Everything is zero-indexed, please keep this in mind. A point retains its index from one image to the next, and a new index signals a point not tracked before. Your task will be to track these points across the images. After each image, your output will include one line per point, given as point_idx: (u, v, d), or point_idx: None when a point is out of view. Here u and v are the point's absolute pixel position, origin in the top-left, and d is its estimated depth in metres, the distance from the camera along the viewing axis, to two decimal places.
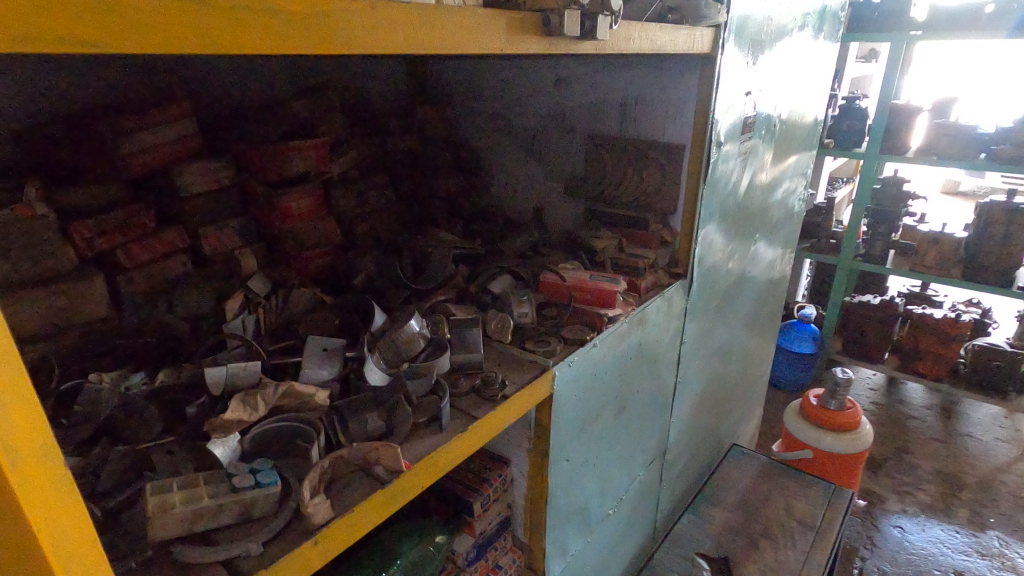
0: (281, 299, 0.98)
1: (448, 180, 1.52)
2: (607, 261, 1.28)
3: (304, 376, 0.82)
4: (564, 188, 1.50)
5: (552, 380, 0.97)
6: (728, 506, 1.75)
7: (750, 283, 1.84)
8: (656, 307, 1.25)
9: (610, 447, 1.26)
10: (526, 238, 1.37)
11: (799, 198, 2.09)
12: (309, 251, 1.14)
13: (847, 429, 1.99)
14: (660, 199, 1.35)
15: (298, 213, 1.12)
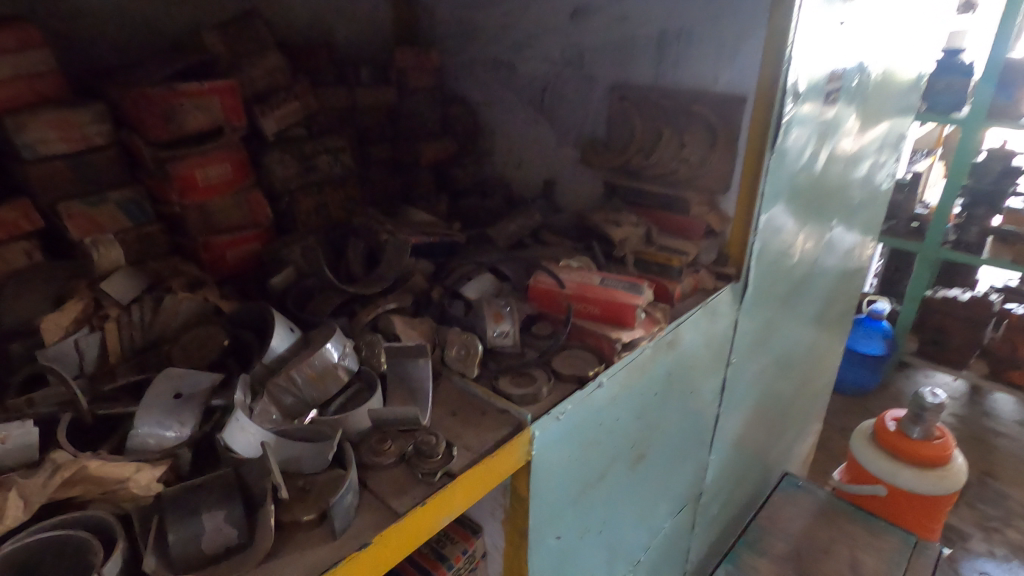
0: (150, 307, 0.69)
1: (435, 146, 1.23)
2: (629, 256, 0.93)
3: (132, 442, 0.53)
4: (580, 156, 1.15)
5: (529, 444, 0.65)
6: (777, 558, 1.41)
7: (819, 281, 1.46)
8: (693, 322, 0.91)
9: (623, 506, 0.95)
10: (523, 221, 1.04)
11: (887, 174, 1.66)
12: (222, 237, 0.86)
13: (935, 465, 1.59)
14: (706, 172, 0.99)
15: (205, 185, 0.84)
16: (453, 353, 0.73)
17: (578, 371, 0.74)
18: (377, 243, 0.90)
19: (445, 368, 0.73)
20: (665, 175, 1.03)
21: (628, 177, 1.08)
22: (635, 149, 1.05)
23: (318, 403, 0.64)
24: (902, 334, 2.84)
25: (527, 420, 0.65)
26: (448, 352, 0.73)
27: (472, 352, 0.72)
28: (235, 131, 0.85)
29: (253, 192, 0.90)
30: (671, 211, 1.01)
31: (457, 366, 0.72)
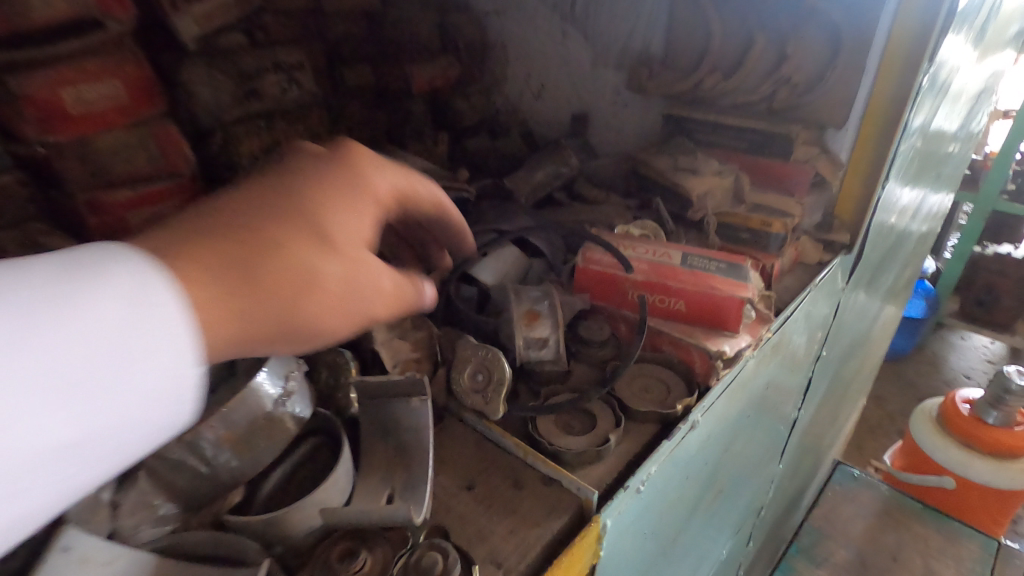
0: None
1: (431, 67, 0.87)
2: (710, 219, 0.65)
3: None
4: (627, 79, 0.85)
5: (597, 539, 0.40)
6: (837, 568, 1.21)
7: (903, 242, 1.19)
8: (800, 311, 0.65)
9: (690, 554, 0.72)
10: (554, 168, 0.76)
11: (983, 112, 1.36)
12: (118, 191, 0.60)
13: (1016, 456, 1.37)
14: (819, 99, 0.69)
15: (80, 111, 0.55)
16: (469, 380, 0.45)
17: (656, 405, 0.48)
18: None
19: (452, 401, 0.46)
20: (755, 104, 0.73)
21: (697, 107, 0.78)
22: (710, 66, 0.74)
23: (245, 479, 0.38)
24: (943, 294, 2.59)
25: (593, 503, 0.39)
26: (459, 380, 0.45)
27: (499, 380, 0.44)
28: (120, 26, 0.56)
29: (164, 123, 0.62)
30: (764, 153, 0.72)
31: (473, 401, 0.45)
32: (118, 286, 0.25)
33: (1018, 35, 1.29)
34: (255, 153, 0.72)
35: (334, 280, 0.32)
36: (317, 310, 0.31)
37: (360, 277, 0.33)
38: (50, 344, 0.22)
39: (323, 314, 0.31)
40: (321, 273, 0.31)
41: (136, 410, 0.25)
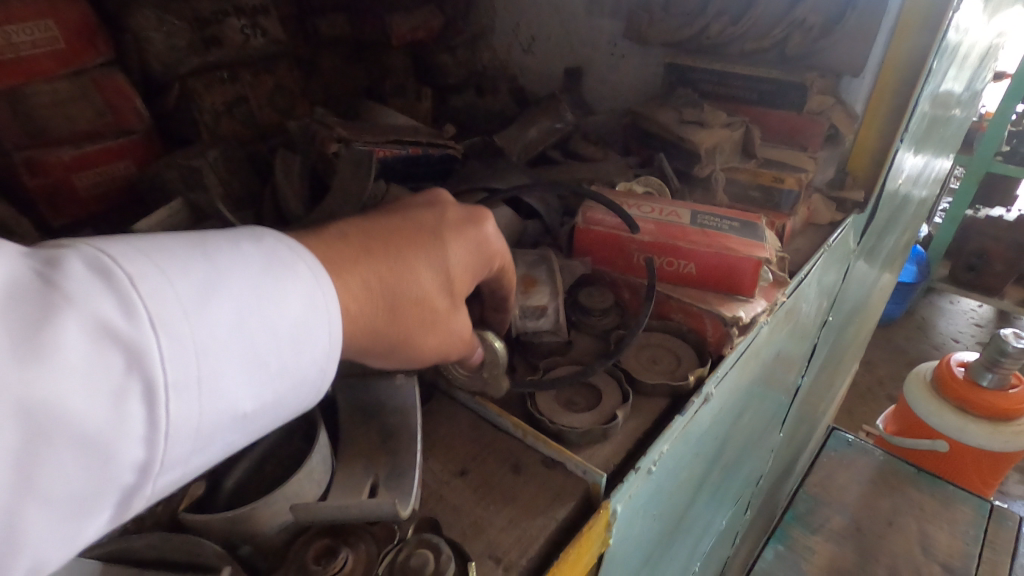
0: None
1: (413, 18, 0.80)
2: (717, 176, 0.61)
3: None
4: (625, 26, 0.78)
5: (607, 527, 0.36)
6: (833, 534, 1.20)
7: (906, 204, 1.15)
8: (813, 274, 0.60)
9: (693, 531, 0.69)
10: (548, 124, 0.70)
11: (989, 68, 1.30)
12: (60, 149, 0.53)
13: (1009, 419, 1.36)
14: (835, 44, 0.63)
15: (7, 57, 0.48)
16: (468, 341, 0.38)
17: (666, 377, 0.44)
18: (326, 159, 0.56)
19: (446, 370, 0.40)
20: (765, 51, 0.67)
21: (702, 57, 0.72)
22: (717, 10, 0.68)
23: (206, 472, 0.34)
24: (934, 259, 2.58)
25: (601, 487, 0.35)
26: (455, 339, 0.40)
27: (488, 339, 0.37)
28: None
29: (109, 74, 0.55)
30: (775, 105, 0.67)
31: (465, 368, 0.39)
32: (305, 277, 0.27)
33: None
34: (219, 109, 0.65)
35: (429, 324, 0.32)
36: (400, 343, 0.31)
37: (454, 325, 0.34)
38: (210, 321, 0.24)
39: (404, 348, 0.32)
40: (420, 317, 0.32)
41: (264, 395, 0.26)
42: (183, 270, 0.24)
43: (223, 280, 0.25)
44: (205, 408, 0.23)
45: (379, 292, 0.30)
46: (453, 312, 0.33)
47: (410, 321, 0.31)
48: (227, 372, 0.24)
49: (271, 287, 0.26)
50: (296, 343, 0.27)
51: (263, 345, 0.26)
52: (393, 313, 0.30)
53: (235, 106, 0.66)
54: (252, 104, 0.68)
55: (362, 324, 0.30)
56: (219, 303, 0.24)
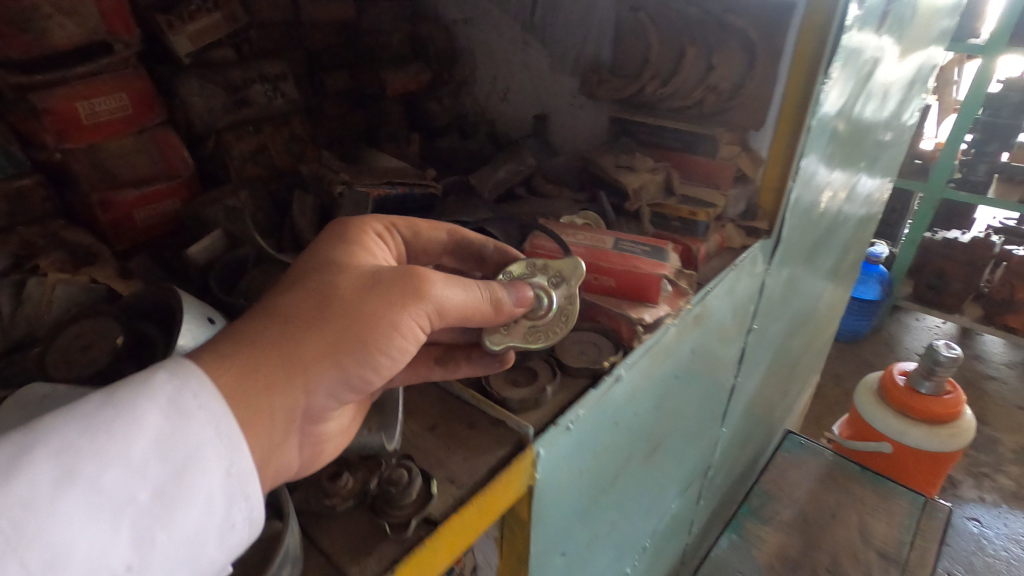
0: (11, 296, 0.51)
1: (403, 73, 0.98)
2: (645, 210, 0.76)
3: None
4: (581, 85, 0.93)
5: (534, 466, 0.50)
6: (782, 525, 1.33)
7: (840, 230, 1.29)
8: (721, 289, 0.75)
9: (634, 502, 0.82)
10: (514, 165, 0.85)
11: (915, 110, 1.45)
12: (126, 191, 0.67)
13: (945, 422, 1.51)
14: (740, 105, 0.79)
15: (92, 122, 0.63)
16: (539, 284, 0.52)
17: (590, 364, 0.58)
18: (331, 197, 0.71)
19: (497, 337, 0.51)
20: (689, 108, 0.83)
21: (640, 111, 0.87)
22: (650, 74, 0.84)
23: None
24: (898, 278, 2.74)
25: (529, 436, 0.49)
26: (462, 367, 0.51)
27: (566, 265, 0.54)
28: (126, 48, 0.64)
29: (165, 130, 0.70)
30: (695, 152, 0.82)
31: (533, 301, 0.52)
32: (153, 405, 0.31)
33: (945, 38, 1.39)
34: (245, 156, 0.80)
35: (394, 305, 0.39)
36: (383, 330, 0.38)
37: (423, 290, 0.40)
38: (33, 485, 0.27)
39: (388, 330, 0.39)
40: (374, 301, 0.39)
41: (137, 521, 0.29)
42: (1, 448, 0.28)
43: (55, 443, 0.29)
44: (55, 561, 0.27)
45: (306, 320, 0.37)
46: (410, 285, 0.40)
47: (373, 313, 0.38)
48: (56, 520, 0.27)
49: (109, 422, 0.30)
50: (167, 454, 0.31)
51: (121, 473, 0.30)
52: (334, 321, 0.37)
53: (257, 152, 0.81)
54: (271, 152, 0.84)
55: (325, 336, 0.36)
56: (38, 464, 0.28)
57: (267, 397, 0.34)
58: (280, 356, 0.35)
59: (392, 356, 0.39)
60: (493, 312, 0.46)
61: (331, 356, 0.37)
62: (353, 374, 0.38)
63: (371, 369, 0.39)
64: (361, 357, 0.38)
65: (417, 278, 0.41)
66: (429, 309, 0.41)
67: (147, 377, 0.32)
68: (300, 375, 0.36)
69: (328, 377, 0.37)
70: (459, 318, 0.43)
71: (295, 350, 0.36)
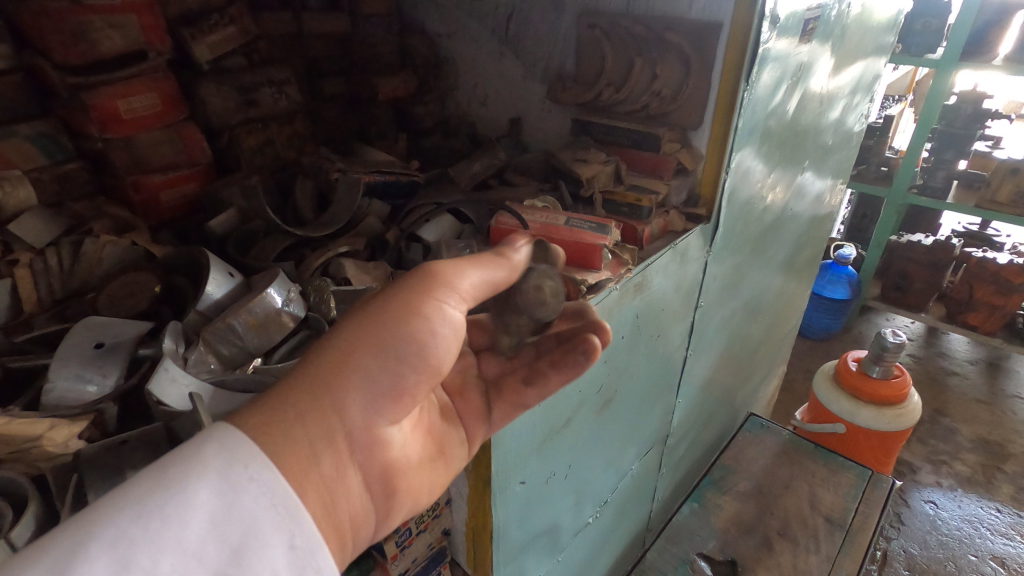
0: (69, 254, 0.64)
1: (393, 80, 1.11)
2: (597, 196, 0.90)
3: (50, 397, 0.48)
4: (547, 91, 1.05)
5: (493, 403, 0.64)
6: (738, 495, 1.45)
7: (789, 224, 1.40)
8: (662, 265, 0.88)
9: (590, 451, 0.95)
10: (487, 160, 0.98)
11: (859, 117, 1.55)
12: (154, 175, 0.80)
13: (892, 403, 1.64)
14: (680, 108, 0.92)
15: (129, 117, 0.76)
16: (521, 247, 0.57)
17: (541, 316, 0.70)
18: (328, 182, 0.84)
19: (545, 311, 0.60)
20: (638, 111, 0.97)
21: (598, 114, 1.00)
22: (606, 82, 0.97)
23: (262, 351, 0.60)
24: (866, 279, 2.78)
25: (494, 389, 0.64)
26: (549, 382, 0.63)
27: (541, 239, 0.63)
28: (158, 55, 0.77)
29: (187, 125, 0.83)
30: (642, 148, 0.96)
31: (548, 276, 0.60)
32: (200, 485, 0.37)
33: (883, 49, 1.49)
34: (253, 148, 0.93)
35: (394, 298, 0.48)
36: (388, 322, 0.47)
37: (421, 273, 0.49)
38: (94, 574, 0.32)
39: (396, 318, 0.47)
40: (374, 306, 0.48)
41: None
42: (63, 543, 0.33)
43: (116, 531, 0.34)
44: None
45: (319, 360, 0.45)
46: (410, 276, 0.50)
47: (376, 315, 0.47)
48: None
49: (157, 510, 0.36)
50: (218, 534, 0.37)
51: (178, 558, 0.35)
52: (343, 336, 0.46)
53: (264, 146, 0.94)
54: (276, 146, 0.97)
55: (335, 354, 0.46)
56: (98, 557, 0.33)
57: (300, 421, 0.43)
58: (304, 385, 0.44)
59: (408, 341, 0.47)
60: (502, 261, 0.54)
61: (349, 364, 0.45)
62: (380, 372, 0.46)
63: (391, 359, 0.47)
64: (381, 349, 0.46)
65: (415, 269, 0.50)
66: (436, 286, 0.49)
67: (198, 455, 0.38)
68: (327, 390, 0.44)
69: (354, 380, 0.45)
70: (473, 284, 0.51)
71: (312, 376, 0.44)
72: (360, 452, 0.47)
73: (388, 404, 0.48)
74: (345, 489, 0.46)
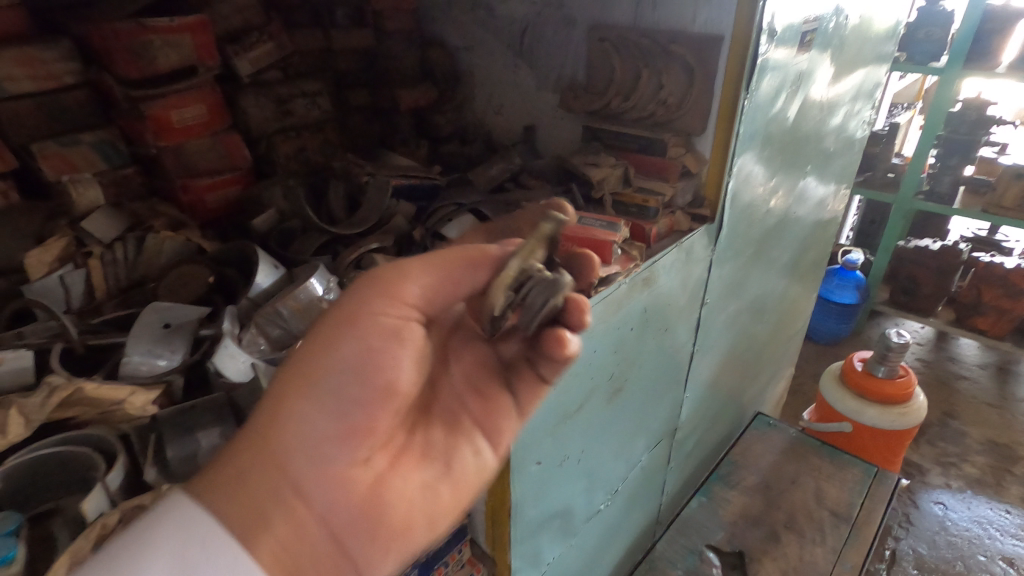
0: (131, 249, 0.72)
1: (414, 91, 1.19)
2: (606, 197, 0.96)
3: (124, 369, 0.56)
4: (560, 100, 1.11)
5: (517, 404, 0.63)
6: (746, 489, 1.49)
7: (792, 227, 1.45)
8: (669, 261, 0.94)
9: (601, 438, 1.00)
10: (504, 165, 1.05)
11: (861, 123, 1.60)
12: (202, 179, 0.87)
13: (897, 402, 1.67)
14: (684, 115, 0.98)
15: (180, 126, 0.84)
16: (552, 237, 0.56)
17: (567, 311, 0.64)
18: (358, 186, 0.91)
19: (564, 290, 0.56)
20: (644, 119, 1.03)
21: (608, 121, 1.07)
22: (615, 92, 1.03)
23: (306, 334, 0.66)
24: (873, 284, 2.74)
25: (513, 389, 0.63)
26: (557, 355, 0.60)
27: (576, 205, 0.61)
28: (208, 71, 0.85)
29: (229, 134, 0.91)
30: (649, 154, 1.02)
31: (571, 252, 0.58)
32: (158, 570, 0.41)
33: (885, 58, 1.54)
34: (288, 155, 1.01)
35: (326, 326, 0.51)
36: (321, 350, 0.50)
37: (353, 291, 0.53)
38: None
39: (330, 344, 0.50)
40: (304, 337, 0.51)
41: None
42: None
43: None
44: None
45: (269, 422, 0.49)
46: (345, 294, 0.53)
47: (307, 345, 0.50)
48: None
49: None
50: None
51: None
52: (279, 377, 0.50)
53: (298, 152, 1.02)
54: (308, 152, 1.04)
55: (274, 397, 0.49)
56: None
57: (243, 477, 0.46)
58: (247, 438, 0.48)
59: (329, 372, 0.49)
60: (466, 253, 0.54)
61: (286, 404, 0.49)
62: (322, 403, 0.49)
63: (326, 395, 0.49)
64: (315, 380, 0.49)
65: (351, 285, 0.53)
66: (370, 299, 0.52)
67: (153, 540, 0.42)
68: (268, 435, 0.48)
69: (296, 420, 0.49)
70: (422, 285, 0.54)
71: (256, 426, 0.48)
72: (319, 493, 0.48)
73: (344, 435, 0.50)
74: (309, 530, 0.48)
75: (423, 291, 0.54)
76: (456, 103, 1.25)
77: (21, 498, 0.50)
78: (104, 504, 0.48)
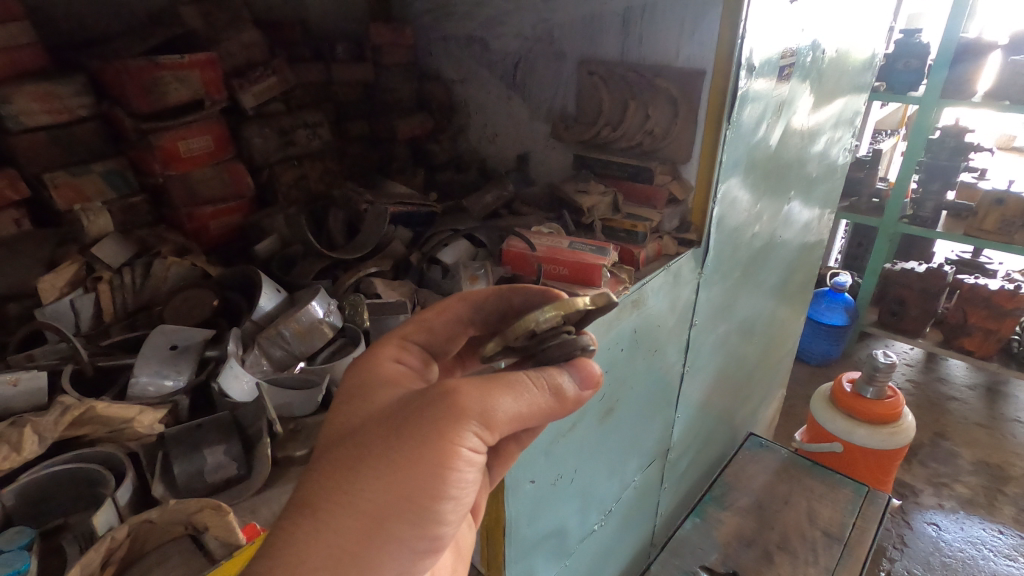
0: (140, 273, 0.76)
1: (410, 122, 1.23)
2: (596, 223, 1.01)
3: (134, 390, 0.60)
4: (551, 130, 1.16)
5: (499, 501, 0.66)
6: (740, 510, 1.51)
7: (778, 249, 1.49)
8: (658, 284, 0.97)
9: (593, 457, 1.02)
10: (498, 192, 1.08)
11: (843, 149, 1.65)
12: (207, 206, 0.91)
13: (885, 422, 1.69)
14: (670, 143, 1.03)
15: (187, 155, 0.88)
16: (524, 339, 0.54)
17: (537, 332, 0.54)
18: (357, 213, 0.95)
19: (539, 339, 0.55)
20: (631, 148, 1.08)
21: (598, 150, 1.12)
22: (603, 122, 1.09)
23: (306, 355, 0.70)
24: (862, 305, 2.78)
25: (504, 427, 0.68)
26: None
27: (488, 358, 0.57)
28: (213, 103, 0.90)
29: (233, 163, 0.95)
30: (637, 180, 1.06)
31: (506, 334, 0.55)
32: None
33: (863, 88, 1.59)
34: (289, 183, 1.05)
35: (426, 456, 0.43)
36: (422, 481, 0.44)
37: (445, 410, 0.44)
38: None
39: (429, 477, 0.44)
40: (397, 458, 0.43)
41: None
42: None
43: None
44: None
45: (347, 540, 0.43)
46: (433, 404, 0.45)
47: (405, 472, 0.43)
48: None
49: None
50: None
51: None
52: (368, 498, 0.43)
53: (298, 180, 1.07)
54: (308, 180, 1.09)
55: (362, 521, 0.43)
56: None
57: None
58: (326, 558, 0.42)
59: (435, 504, 0.45)
60: (556, 399, 0.50)
61: (377, 527, 0.43)
62: (410, 531, 0.45)
63: (425, 520, 0.45)
64: (410, 511, 0.44)
65: (445, 397, 0.45)
66: (467, 425, 0.45)
67: None
68: (357, 557, 0.43)
69: (386, 544, 0.44)
70: (512, 425, 0.47)
71: (339, 549, 0.42)
72: None
73: (421, 554, 0.47)
74: None
75: (519, 418, 0.48)
76: (452, 132, 1.29)
77: (33, 516, 0.52)
78: (113, 518, 0.49)
